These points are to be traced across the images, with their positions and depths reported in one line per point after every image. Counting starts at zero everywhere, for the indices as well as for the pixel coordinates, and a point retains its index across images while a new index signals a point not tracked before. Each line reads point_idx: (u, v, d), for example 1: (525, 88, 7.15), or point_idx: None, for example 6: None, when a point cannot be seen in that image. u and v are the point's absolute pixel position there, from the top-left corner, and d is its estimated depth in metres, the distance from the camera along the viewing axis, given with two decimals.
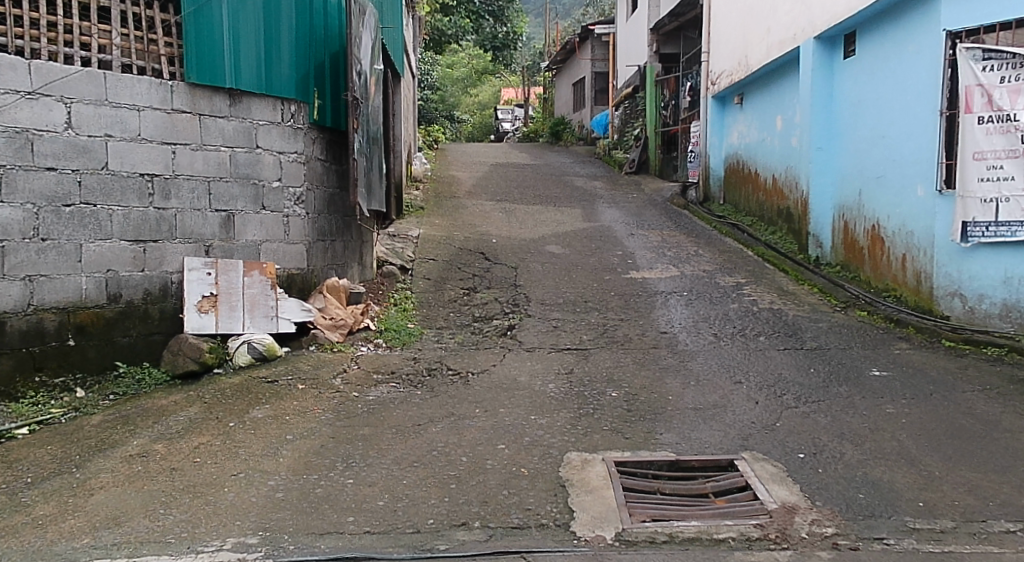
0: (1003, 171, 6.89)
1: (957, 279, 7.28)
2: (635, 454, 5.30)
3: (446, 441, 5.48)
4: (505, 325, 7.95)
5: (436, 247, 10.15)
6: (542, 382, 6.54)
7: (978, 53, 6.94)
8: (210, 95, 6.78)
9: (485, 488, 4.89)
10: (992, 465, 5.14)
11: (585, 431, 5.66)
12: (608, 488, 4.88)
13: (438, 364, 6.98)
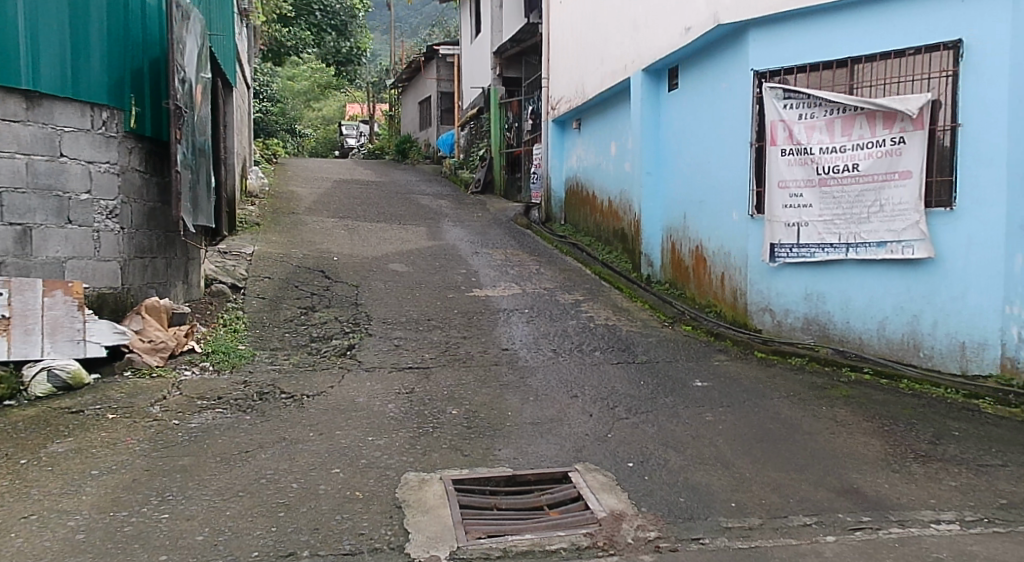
0: (803, 199, 7.61)
1: (766, 295, 8.00)
2: (473, 471, 5.55)
3: (276, 468, 5.53)
4: (344, 344, 8.03)
5: (272, 264, 10.06)
6: (381, 403, 6.68)
7: (780, 92, 7.68)
8: (2, 97, 6.53)
9: (317, 514, 4.99)
10: (792, 464, 5.69)
11: (423, 450, 5.85)
12: (444, 507, 5.09)
13: (271, 388, 6.96)
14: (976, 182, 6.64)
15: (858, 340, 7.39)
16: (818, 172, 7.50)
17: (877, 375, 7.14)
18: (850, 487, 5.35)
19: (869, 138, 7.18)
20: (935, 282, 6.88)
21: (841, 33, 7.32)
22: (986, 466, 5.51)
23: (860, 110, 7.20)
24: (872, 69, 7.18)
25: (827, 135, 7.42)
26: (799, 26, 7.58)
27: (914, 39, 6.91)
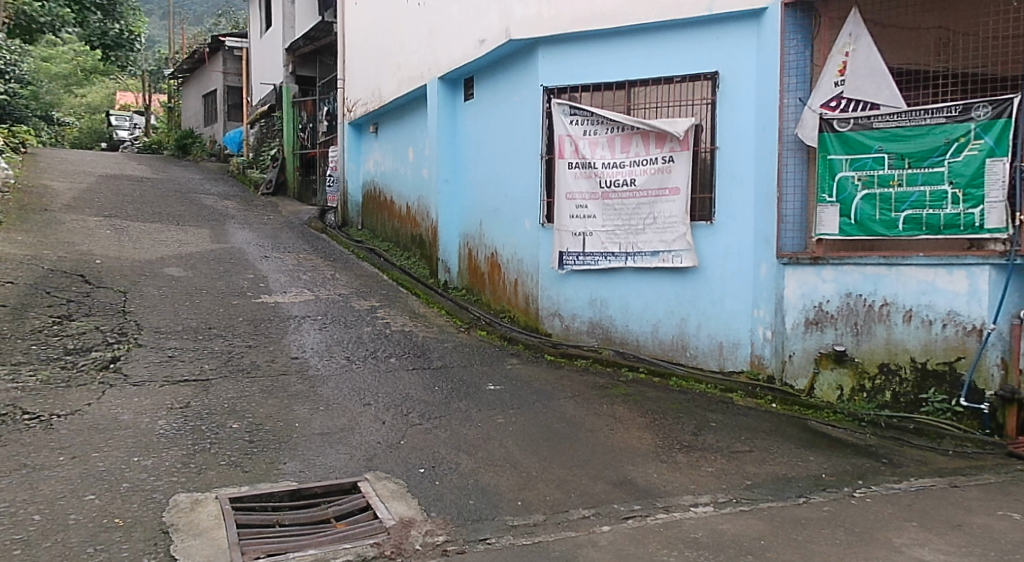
0: (588, 210, 8.11)
1: (556, 301, 8.45)
2: (254, 488, 5.47)
3: (14, 499, 5.17)
4: (106, 357, 7.63)
5: (19, 269, 9.33)
6: (150, 420, 6.42)
7: (566, 108, 8.17)
8: None
9: (66, 547, 4.72)
10: (576, 460, 6.04)
11: (198, 469, 5.70)
12: (219, 528, 4.97)
13: (11, 408, 6.48)
14: (730, 199, 7.41)
15: (636, 342, 7.99)
16: (601, 186, 8.04)
17: (651, 374, 7.72)
18: (624, 479, 5.72)
19: (643, 155, 7.81)
20: (701, 288, 7.57)
21: (618, 58, 7.94)
22: (737, 452, 6.08)
23: (636, 130, 7.82)
24: (646, 93, 7.83)
25: (608, 151, 7.99)
26: (583, 48, 8.12)
27: (680, 68, 7.61)
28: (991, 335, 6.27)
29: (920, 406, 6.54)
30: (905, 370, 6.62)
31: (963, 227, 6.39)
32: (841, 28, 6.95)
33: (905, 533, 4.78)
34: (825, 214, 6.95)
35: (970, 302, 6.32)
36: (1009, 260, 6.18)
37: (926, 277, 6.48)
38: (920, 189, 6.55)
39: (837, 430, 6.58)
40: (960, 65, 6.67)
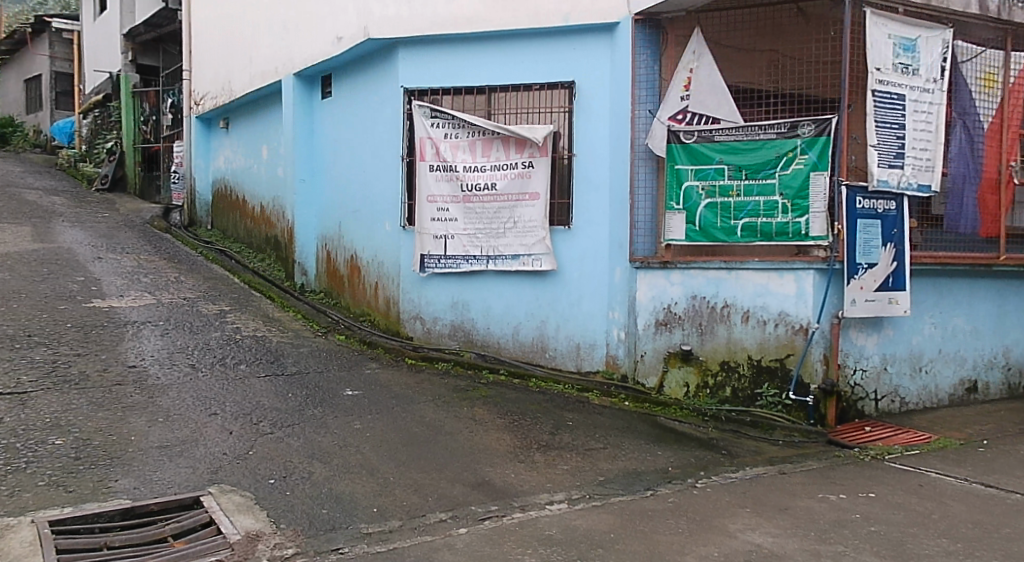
0: (449, 213, 8.14)
1: (417, 304, 8.48)
2: (80, 509, 5.10)
3: None
4: None
5: None
6: None
7: (427, 110, 8.20)
8: None
9: None
10: (435, 464, 6.04)
11: (12, 492, 5.28)
12: (36, 556, 4.60)
13: None
14: (586, 204, 7.67)
15: (497, 344, 8.13)
16: (462, 189, 8.09)
17: (511, 376, 7.82)
18: (482, 480, 5.77)
19: (503, 160, 7.95)
20: (559, 291, 7.81)
21: (476, 63, 8.09)
22: (591, 450, 6.31)
23: (497, 134, 7.95)
24: (506, 98, 8.01)
25: (470, 154, 8.06)
26: (444, 50, 8.21)
27: (538, 76, 7.85)
28: (816, 333, 6.78)
29: (755, 399, 6.97)
30: (742, 366, 7.03)
31: (791, 235, 6.84)
32: (684, 46, 7.33)
33: (737, 519, 5.03)
34: (672, 221, 7.26)
35: (798, 304, 6.80)
36: (830, 265, 6.71)
37: (760, 281, 6.93)
38: (756, 199, 6.98)
39: (682, 425, 6.81)
40: (791, 85, 7.09)
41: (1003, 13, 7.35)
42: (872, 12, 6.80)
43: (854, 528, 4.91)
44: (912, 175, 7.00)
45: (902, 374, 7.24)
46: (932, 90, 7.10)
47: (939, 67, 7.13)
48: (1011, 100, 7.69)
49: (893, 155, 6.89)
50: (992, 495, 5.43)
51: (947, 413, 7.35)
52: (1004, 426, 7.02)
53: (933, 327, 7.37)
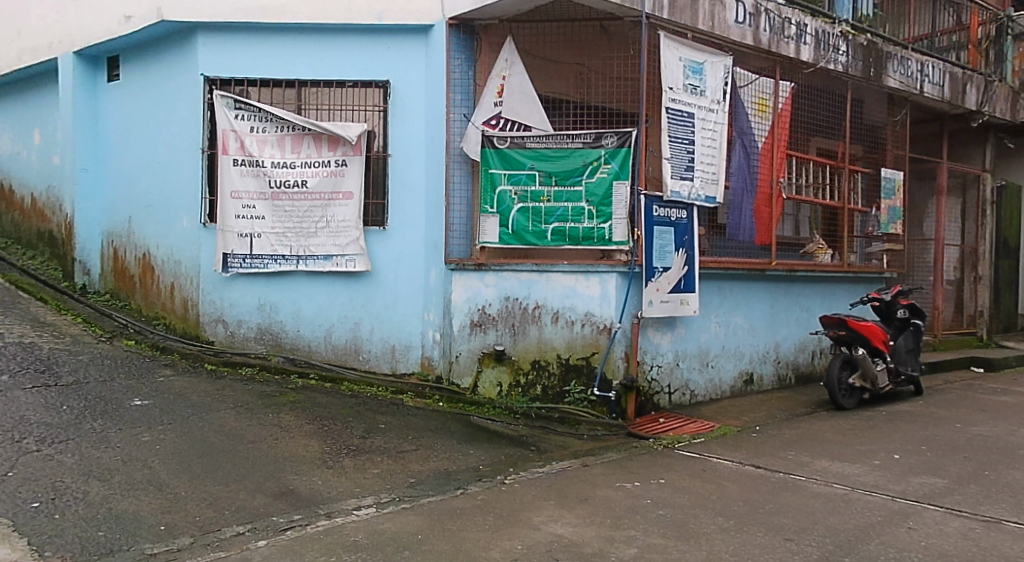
0: (256, 211, 7.86)
1: (219, 306, 8.01)
2: None
3: None
4: None
5: None
6: None
7: (230, 102, 7.88)
8: None
9: None
10: (232, 476, 5.62)
11: None
12: None
13: None
14: (402, 206, 7.72)
15: (308, 348, 7.89)
16: (269, 185, 7.86)
17: (321, 380, 7.57)
18: (286, 489, 5.47)
19: (315, 157, 7.83)
20: (372, 292, 7.77)
21: (286, 55, 7.88)
22: (404, 453, 6.21)
23: (307, 130, 7.83)
24: (316, 93, 7.89)
25: (278, 150, 7.86)
26: (250, 39, 7.91)
27: (352, 73, 7.81)
28: (618, 332, 7.12)
29: (563, 396, 7.20)
30: (551, 365, 7.26)
31: (596, 239, 7.20)
32: (497, 54, 7.51)
33: (542, 512, 5.21)
34: (486, 224, 7.38)
35: (603, 305, 7.14)
36: (631, 269, 7.09)
37: (569, 283, 7.22)
38: (565, 205, 7.27)
39: (495, 424, 6.93)
40: (595, 98, 7.42)
41: (773, 46, 8.13)
42: (665, 35, 7.30)
43: (645, 513, 5.20)
44: (701, 187, 7.56)
45: (692, 368, 7.73)
46: (717, 111, 7.75)
47: (723, 90, 7.80)
48: (780, 123, 8.48)
49: (684, 168, 7.41)
50: (762, 475, 5.91)
51: (729, 403, 7.87)
52: (775, 413, 7.63)
53: (717, 326, 7.93)
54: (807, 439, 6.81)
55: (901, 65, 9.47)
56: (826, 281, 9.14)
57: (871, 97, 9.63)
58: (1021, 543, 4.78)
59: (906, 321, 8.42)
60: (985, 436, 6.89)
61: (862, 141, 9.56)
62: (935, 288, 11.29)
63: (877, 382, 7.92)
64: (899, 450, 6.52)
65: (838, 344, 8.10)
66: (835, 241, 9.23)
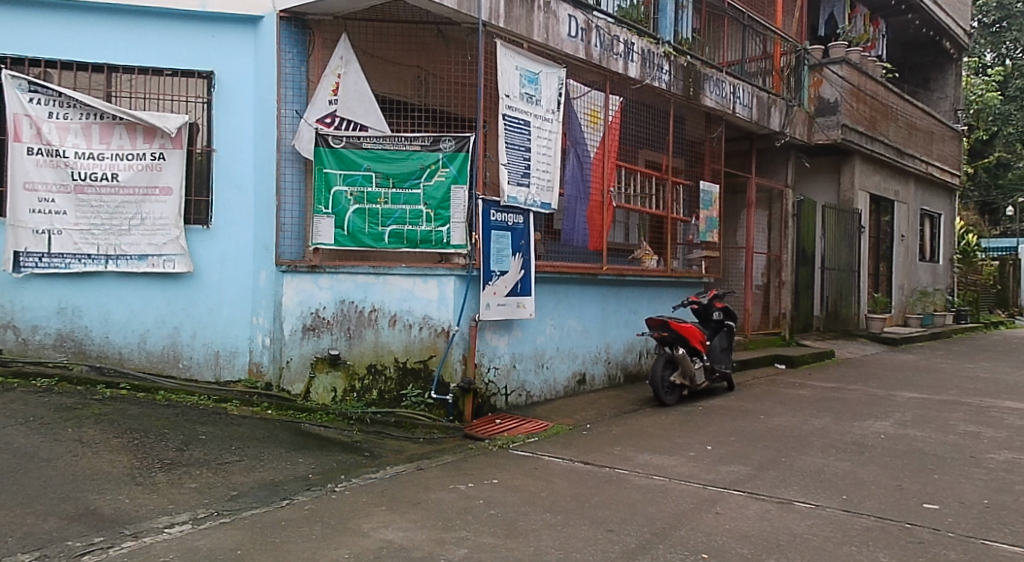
0: (55, 205, 7.24)
1: (9, 310, 7.22)
2: None
3: None
4: None
5: None
6: None
7: (23, 83, 7.18)
8: None
9: None
10: (21, 499, 5.14)
11: None
12: None
13: None
14: (228, 204, 7.39)
15: (117, 355, 7.32)
16: (71, 178, 7.27)
17: (133, 389, 7.08)
18: (86, 510, 5.06)
19: (128, 148, 7.34)
20: (192, 293, 7.38)
21: (94, 36, 7.29)
22: (225, 464, 5.91)
23: (118, 120, 7.32)
24: (130, 80, 7.38)
25: (83, 140, 7.29)
26: (52, 17, 7.25)
27: (170, 62, 7.38)
28: (456, 335, 7.14)
29: (400, 400, 7.10)
30: (388, 369, 7.13)
31: (434, 243, 7.19)
32: (332, 50, 7.27)
33: (372, 518, 5.10)
34: (321, 225, 7.14)
35: (440, 308, 7.12)
36: (468, 273, 7.16)
37: (406, 286, 7.13)
38: (402, 207, 7.18)
39: (326, 430, 6.75)
40: (431, 101, 7.42)
41: (603, 61, 8.43)
42: (501, 43, 7.41)
43: (476, 513, 5.21)
44: (536, 194, 7.72)
45: (528, 370, 7.83)
46: (552, 121, 7.91)
47: (557, 100, 7.98)
48: (610, 134, 8.74)
49: (520, 174, 7.53)
50: (590, 471, 6.06)
51: (562, 403, 8.02)
52: (604, 411, 7.86)
53: (552, 328, 8.09)
54: (632, 434, 7.05)
55: (716, 86, 10.04)
56: (651, 286, 9.51)
57: (692, 114, 10.15)
58: (807, 520, 5.16)
59: (721, 322, 8.90)
60: (783, 426, 7.40)
61: (684, 155, 10.02)
62: (746, 292, 11.99)
63: (694, 379, 8.35)
64: (711, 441, 6.88)
65: (660, 345, 8.45)
66: (659, 247, 9.65)
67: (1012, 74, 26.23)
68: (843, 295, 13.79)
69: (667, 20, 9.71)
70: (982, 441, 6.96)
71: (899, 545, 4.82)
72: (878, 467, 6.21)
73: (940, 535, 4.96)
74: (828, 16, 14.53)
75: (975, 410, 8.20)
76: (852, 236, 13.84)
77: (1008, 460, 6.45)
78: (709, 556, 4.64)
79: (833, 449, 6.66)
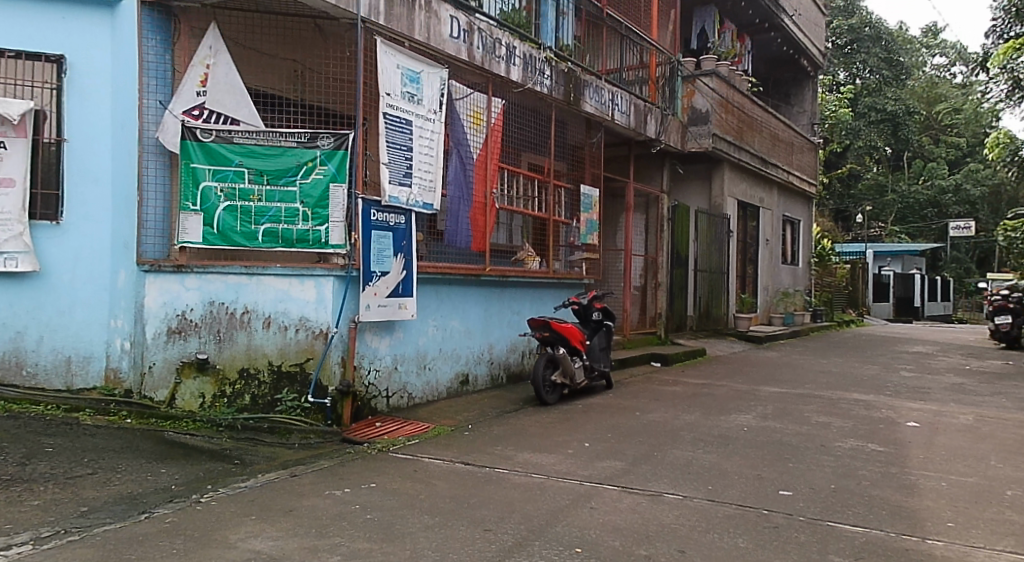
0: None
1: None
2: None
3: None
4: None
5: None
6: None
7: None
8: None
9: None
10: None
11: None
12: None
13: None
14: (83, 198, 6.92)
15: None
16: None
17: None
18: None
19: None
20: (40, 295, 6.86)
21: None
22: (75, 478, 5.56)
23: None
24: None
25: None
26: None
27: (15, 43, 6.89)
28: (335, 337, 6.95)
29: (275, 405, 6.85)
30: (262, 373, 6.88)
31: (312, 242, 6.98)
32: (200, 39, 7.00)
33: (240, 529, 4.89)
34: (188, 222, 6.84)
35: (318, 309, 6.92)
36: (348, 273, 6.98)
37: (281, 287, 6.89)
38: (277, 205, 6.95)
39: (192, 438, 6.47)
40: (308, 97, 7.21)
41: (486, 64, 8.41)
42: (381, 41, 7.26)
43: (352, 518, 5.08)
44: (418, 194, 7.61)
45: (410, 372, 7.72)
46: (434, 121, 7.82)
47: (439, 101, 7.88)
48: (493, 136, 8.72)
49: (401, 173, 7.42)
50: (469, 471, 6.02)
51: (445, 404, 7.95)
52: (486, 411, 7.83)
53: (435, 329, 8.00)
54: (513, 433, 7.06)
55: (595, 93, 10.18)
56: (534, 287, 9.56)
57: (573, 120, 10.24)
58: (676, 511, 5.28)
59: (600, 323, 9.04)
60: (656, 421, 7.57)
61: (565, 159, 10.11)
62: (625, 293, 12.20)
63: (575, 378, 8.43)
64: (589, 438, 6.96)
65: (542, 345, 8.49)
66: (543, 249, 9.67)
67: (862, 92, 27.97)
68: (714, 295, 14.28)
69: (548, 26, 9.84)
70: (833, 430, 7.33)
71: (757, 530, 5.00)
72: (740, 458, 6.44)
73: (793, 519, 5.17)
74: (700, 30, 15.12)
75: (828, 402, 8.64)
76: (721, 240, 14.36)
77: (856, 447, 6.82)
78: (582, 550, 4.68)
79: (701, 442, 6.86)
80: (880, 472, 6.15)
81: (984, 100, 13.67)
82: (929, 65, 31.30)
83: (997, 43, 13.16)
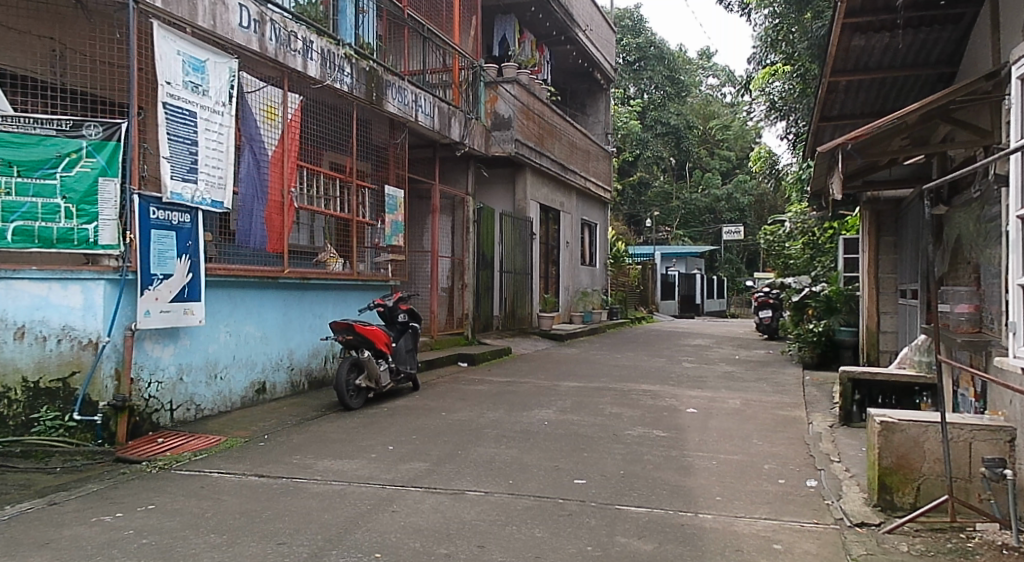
0: None
1: None
2: None
3: None
4: None
5: None
6: None
7: None
8: None
9: None
10: None
11: None
12: None
13: None
14: None
15: None
16: None
17: None
18: None
19: None
20: None
21: None
22: None
23: None
24: None
25: None
26: None
27: None
28: (106, 347, 6.31)
29: (30, 427, 6.08)
30: (13, 392, 6.04)
31: (77, 242, 6.27)
32: None
33: None
34: None
35: (86, 317, 6.23)
36: (121, 274, 6.38)
37: (38, 292, 6.09)
38: (31, 200, 6.19)
39: None
40: (73, 81, 6.53)
41: (279, 57, 7.94)
42: (158, 25, 6.66)
43: (124, 545, 4.57)
44: (204, 191, 7.08)
45: (197, 382, 7.15)
46: (221, 113, 7.29)
47: (227, 93, 7.35)
48: (289, 133, 8.26)
49: (185, 168, 6.86)
50: (264, 483, 5.61)
51: (239, 414, 7.44)
52: (284, 419, 7.41)
53: (226, 335, 7.48)
54: (311, 441, 6.69)
55: (398, 93, 9.94)
56: (336, 289, 9.18)
57: (375, 119, 9.93)
58: (476, 507, 5.17)
59: (406, 324, 8.81)
60: (461, 421, 7.46)
61: (369, 159, 9.79)
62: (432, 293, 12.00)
63: (380, 382, 8.17)
64: (392, 441, 6.73)
65: (344, 348, 8.14)
66: (345, 250, 9.30)
67: (649, 106, 29.46)
68: (518, 295, 14.42)
69: (347, 22, 9.49)
70: (623, 420, 7.53)
71: (553, 519, 4.97)
72: (539, 451, 6.43)
73: (585, 506, 5.20)
74: (501, 38, 15.11)
75: (620, 394, 8.91)
76: (525, 242, 14.52)
77: (642, 434, 7.03)
78: (382, 555, 4.45)
79: (503, 439, 6.81)
80: (663, 455, 6.35)
81: (748, 118, 14.63)
82: (704, 84, 33.58)
83: (756, 68, 14.07)
